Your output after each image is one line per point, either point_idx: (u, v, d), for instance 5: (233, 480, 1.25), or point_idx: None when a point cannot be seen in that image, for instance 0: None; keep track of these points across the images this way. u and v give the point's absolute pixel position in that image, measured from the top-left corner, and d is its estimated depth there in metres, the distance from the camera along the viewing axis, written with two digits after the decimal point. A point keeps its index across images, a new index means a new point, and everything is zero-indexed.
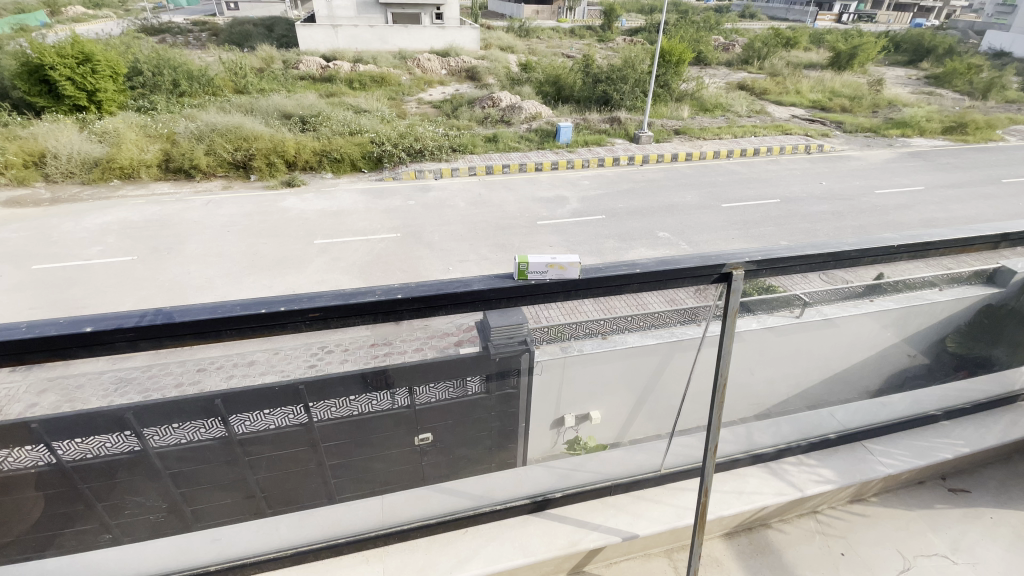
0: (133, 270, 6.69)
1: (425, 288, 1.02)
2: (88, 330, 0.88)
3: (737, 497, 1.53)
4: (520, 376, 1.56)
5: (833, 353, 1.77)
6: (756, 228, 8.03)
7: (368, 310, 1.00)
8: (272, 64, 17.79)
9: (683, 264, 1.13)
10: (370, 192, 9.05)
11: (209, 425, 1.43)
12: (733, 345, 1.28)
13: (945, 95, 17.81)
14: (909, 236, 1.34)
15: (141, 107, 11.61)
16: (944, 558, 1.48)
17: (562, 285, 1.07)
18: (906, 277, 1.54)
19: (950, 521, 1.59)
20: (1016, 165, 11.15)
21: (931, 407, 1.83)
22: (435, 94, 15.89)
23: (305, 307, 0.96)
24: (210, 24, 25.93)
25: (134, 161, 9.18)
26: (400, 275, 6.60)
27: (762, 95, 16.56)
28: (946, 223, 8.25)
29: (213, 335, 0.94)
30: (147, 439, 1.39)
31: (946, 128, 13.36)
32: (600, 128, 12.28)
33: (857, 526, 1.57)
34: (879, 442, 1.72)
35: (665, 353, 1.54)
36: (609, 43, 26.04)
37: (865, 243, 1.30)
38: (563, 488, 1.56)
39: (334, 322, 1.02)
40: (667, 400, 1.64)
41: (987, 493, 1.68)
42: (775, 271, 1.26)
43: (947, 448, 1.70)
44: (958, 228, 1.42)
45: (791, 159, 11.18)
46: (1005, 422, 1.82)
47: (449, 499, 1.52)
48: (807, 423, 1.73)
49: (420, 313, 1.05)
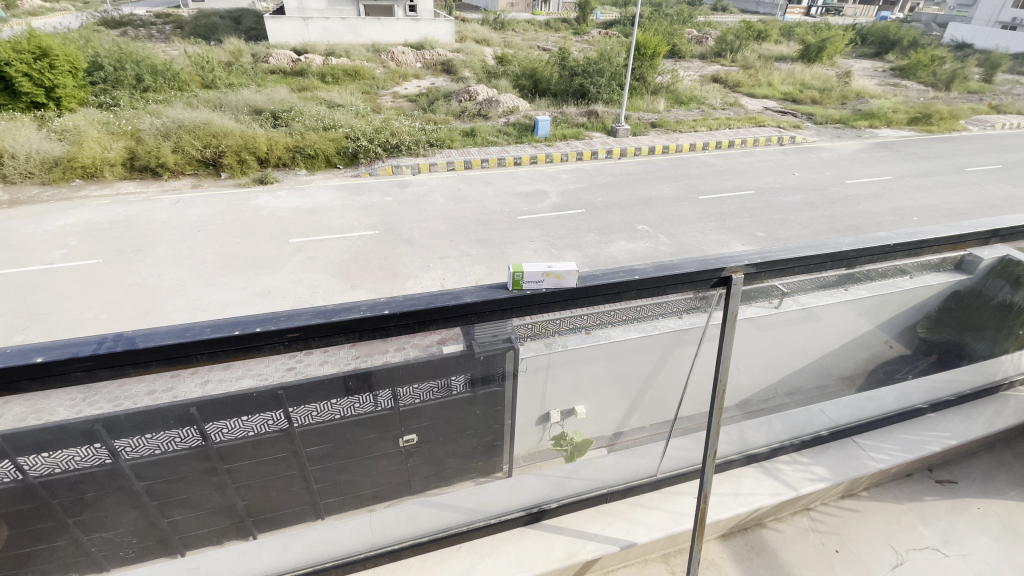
0: (99, 273, 6.43)
1: (413, 301, 1.01)
2: (38, 361, 0.82)
3: (733, 499, 1.54)
4: (504, 380, 1.57)
5: (811, 345, 1.80)
6: (732, 220, 8.14)
7: (353, 327, 0.97)
8: (240, 57, 17.27)
9: (682, 268, 1.14)
10: (346, 188, 8.88)
11: (185, 433, 1.34)
12: (732, 350, 1.28)
13: (910, 86, 18.32)
14: (904, 234, 1.39)
15: (103, 103, 11.14)
16: (935, 551, 1.52)
17: (558, 294, 1.08)
18: (882, 265, 1.46)
19: (938, 514, 1.62)
20: (977, 154, 11.54)
21: (918, 400, 1.85)
22: (410, 87, 15.65)
23: (282, 327, 0.92)
24: (175, 16, 25.03)
25: (96, 159, 8.81)
26: (379, 273, 6.50)
27: (736, 88, 16.78)
28: (914, 211, 8.49)
29: (181, 359, 0.90)
30: (119, 450, 1.29)
31: (912, 119, 13.75)
32: (578, 121, 12.27)
33: (849, 522, 1.59)
34: (869, 438, 1.75)
35: (662, 349, 1.53)
36: (584, 36, 26.03)
37: (859, 242, 1.34)
38: (559, 497, 1.54)
39: (315, 341, 0.98)
40: (665, 395, 1.63)
41: (973, 483, 1.72)
42: (773, 273, 1.27)
43: (935, 440, 1.74)
44: (949, 225, 1.49)
45: (765, 151, 11.37)
46: (989, 412, 1.87)
47: (437, 514, 1.47)
48: (800, 421, 1.74)
49: (409, 328, 1.04)
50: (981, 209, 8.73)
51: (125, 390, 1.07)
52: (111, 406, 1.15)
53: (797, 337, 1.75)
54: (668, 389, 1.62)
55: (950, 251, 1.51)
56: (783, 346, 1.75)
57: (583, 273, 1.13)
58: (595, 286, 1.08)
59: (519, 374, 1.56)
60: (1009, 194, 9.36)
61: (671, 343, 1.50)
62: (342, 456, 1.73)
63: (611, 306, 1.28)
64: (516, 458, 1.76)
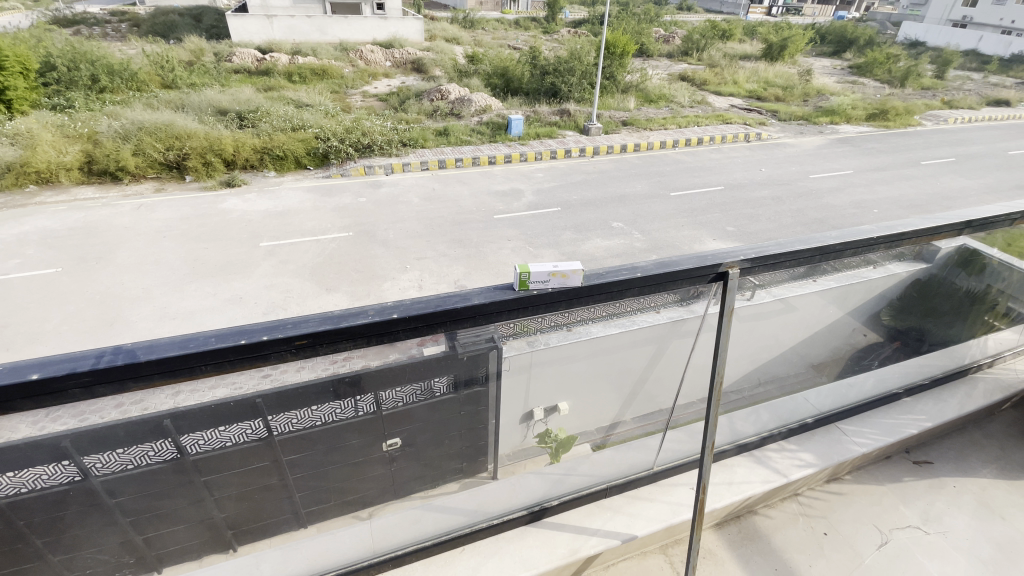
0: (58, 283, 6.14)
1: (422, 305, 1.02)
2: (33, 378, 0.79)
3: (727, 488, 1.58)
4: (487, 381, 1.54)
5: (789, 335, 1.82)
6: (703, 215, 8.32)
7: (361, 333, 0.97)
8: (202, 57, 16.72)
9: (681, 265, 1.20)
10: (318, 190, 8.70)
11: (159, 446, 1.30)
12: (728, 343, 1.32)
13: (868, 83, 19.02)
14: (884, 228, 1.50)
15: (56, 105, 10.62)
16: (917, 529, 1.59)
17: (564, 293, 1.09)
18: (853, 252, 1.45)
19: (918, 493, 1.70)
20: (931, 148, 12.08)
21: (895, 385, 1.94)
22: (380, 86, 15.43)
23: (289, 334, 0.91)
24: (131, 14, 24.06)
25: (51, 164, 8.40)
26: (355, 276, 6.41)
27: (703, 86, 17.12)
28: (874, 204, 8.84)
29: (185, 371, 0.88)
30: (88, 467, 1.24)
31: (870, 115, 14.29)
32: (550, 120, 12.32)
33: (835, 505, 1.65)
34: (851, 423, 1.82)
35: (660, 341, 1.53)
36: (554, 35, 26.18)
37: (844, 236, 1.43)
38: (559, 495, 1.55)
39: (323, 348, 0.98)
40: (659, 384, 1.65)
41: (947, 464, 1.81)
42: (766, 267, 1.33)
43: (911, 423, 1.83)
44: (925, 218, 1.61)
45: (732, 148, 11.66)
46: (960, 395, 1.97)
47: (438, 516, 1.46)
48: (785, 409, 1.80)
49: (417, 332, 1.05)
50: (936, 200, 9.14)
51: (112, 405, 1.02)
52: (92, 421, 1.10)
53: (781, 327, 1.78)
54: (665, 379, 1.64)
55: (926, 242, 1.63)
56: (767, 336, 1.77)
57: (586, 272, 1.15)
58: (601, 283, 1.11)
59: (502, 375, 1.54)
60: (961, 186, 9.83)
61: (668, 335, 1.52)
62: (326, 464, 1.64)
63: (610, 309, 1.29)
64: (500, 456, 1.76)
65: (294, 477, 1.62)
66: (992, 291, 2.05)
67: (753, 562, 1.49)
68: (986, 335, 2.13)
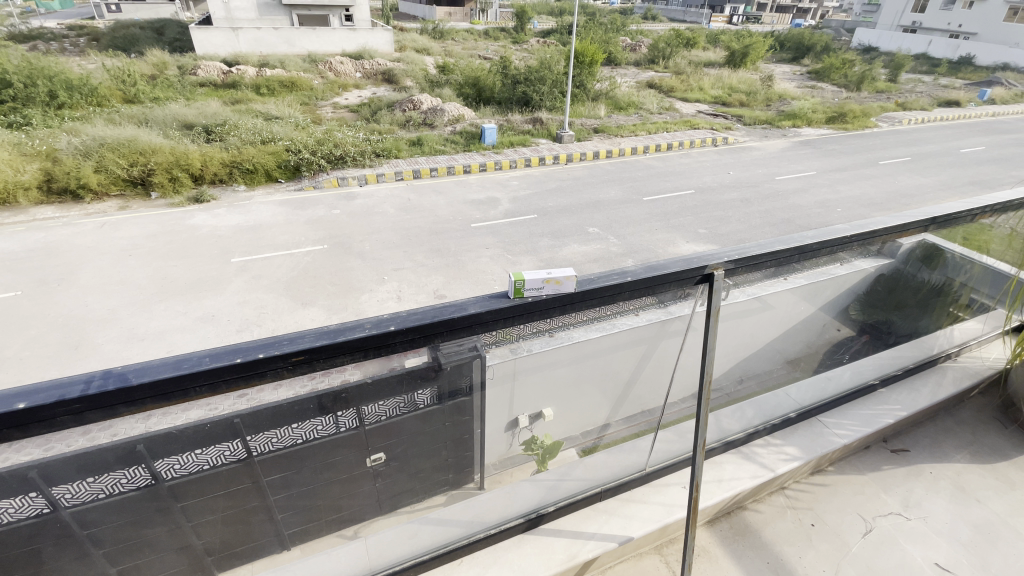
0: (18, 307, 5.87)
1: (417, 317, 1.02)
2: (21, 407, 0.76)
3: (718, 486, 1.61)
4: (470, 393, 1.54)
5: (766, 332, 1.87)
6: (676, 218, 8.49)
7: (359, 346, 0.96)
8: (165, 70, 16.32)
9: (669, 268, 1.23)
10: (290, 203, 8.56)
11: (132, 473, 1.24)
12: (717, 343, 1.35)
13: (826, 88, 19.79)
14: (858, 226, 1.58)
15: (11, 122, 10.21)
16: (899, 515, 1.65)
17: (558, 300, 1.11)
18: (822, 247, 1.49)
19: (897, 481, 1.76)
20: (888, 148, 12.61)
21: (870, 377, 2.01)
22: (351, 98, 15.32)
23: (286, 351, 0.90)
24: (88, 28, 23.35)
25: (8, 183, 8.05)
26: (331, 289, 6.31)
27: (670, 93, 17.55)
28: (838, 204, 9.17)
29: (179, 394, 0.86)
30: (57, 499, 1.18)
31: (830, 118, 14.85)
32: (523, 128, 12.44)
33: (821, 496, 1.70)
34: (832, 416, 1.88)
35: (651, 341, 1.57)
36: (523, 45, 26.45)
37: (820, 235, 1.51)
38: (555, 501, 1.55)
39: (320, 363, 0.96)
40: (649, 379, 1.68)
41: (922, 451, 1.88)
42: (749, 268, 1.39)
43: (888, 413, 1.90)
44: (893, 217, 1.70)
45: (701, 152, 11.95)
46: (932, 383, 2.06)
47: (436, 529, 1.44)
48: (768, 406, 1.83)
49: (413, 344, 1.04)
50: (895, 198, 9.54)
51: (92, 432, 0.98)
52: (62, 448, 1.04)
53: (762, 324, 1.81)
54: (659, 373, 1.67)
55: (896, 239, 1.73)
56: (748, 334, 1.81)
57: (578, 279, 1.17)
58: (593, 289, 1.13)
59: (487, 384, 1.54)
60: (917, 184, 10.29)
61: (657, 334, 1.54)
62: (306, 483, 1.59)
63: (599, 315, 1.31)
64: (487, 466, 1.81)
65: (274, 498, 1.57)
66: (955, 284, 2.15)
67: (746, 557, 1.52)
68: (951, 326, 2.24)
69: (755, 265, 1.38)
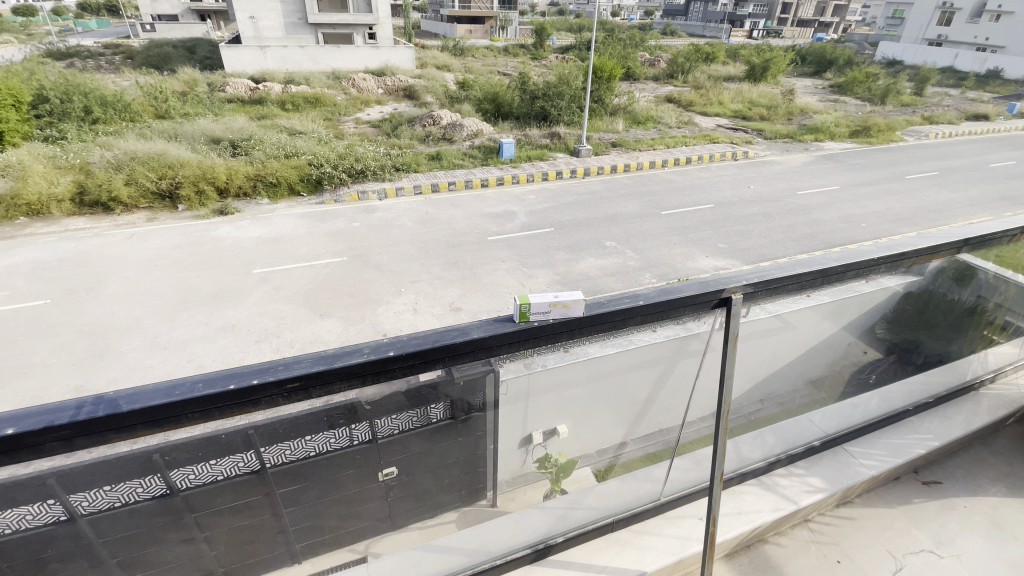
0: (47, 315, 6.06)
1: (418, 342, 1.00)
2: (10, 432, 0.75)
3: (737, 518, 1.54)
4: (483, 411, 1.55)
5: (790, 353, 1.80)
6: (695, 232, 8.39)
7: (356, 372, 0.94)
8: (195, 87, 16.89)
9: (685, 291, 1.19)
10: (311, 216, 8.70)
11: (147, 482, 1.23)
12: (735, 368, 1.30)
13: (849, 101, 19.52)
14: (887, 248, 1.52)
15: (48, 137, 10.68)
16: (932, 553, 1.56)
17: (566, 324, 1.07)
18: (847, 268, 1.44)
19: (929, 515, 1.67)
20: (914, 163, 12.32)
21: (900, 403, 1.93)
22: (373, 113, 15.62)
23: (281, 377, 0.88)
24: (124, 47, 24.37)
25: (43, 196, 8.38)
26: (348, 301, 6.37)
27: (689, 107, 17.53)
28: (863, 219, 8.96)
29: (170, 420, 0.84)
30: (74, 507, 1.19)
31: (854, 132, 14.60)
32: (541, 142, 12.52)
33: (846, 530, 1.62)
34: (859, 445, 1.79)
35: (668, 361, 1.53)
36: (542, 62, 26.78)
37: (844, 256, 1.45)
38: (564, 532, 1.48)
39: (316, 390, 0.94)
40: (666, 397, 1.63)
41: (956, 483, 1.78)
42: (770, 292, 1.34)
43: (919, 443, 1.81)
44: (923, 237, 1.64)
45: (720, 166, 11.84)
46: (966, 411, 1.97)
47: (439, 558, 1.38)
48: (792, 433, 1.77)
49: (414, 369, 1.02)
50: (923, 213, 9.29)
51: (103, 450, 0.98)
52: (72, 460, 1.02)
53: (784, 346, 1.75)
54: (676, 395, 1.60)
55: (926, 261, 1.66)
56: (768, 355, 1.74)
57: (588, 301, 1.14)
58: (602, 314, 1.10)
59: (501, 403, 1.54)
60: (945, 199, 10.01)
61: (675, 354, 1.50)
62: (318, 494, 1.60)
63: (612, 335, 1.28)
64: (500, 483, 1.77)
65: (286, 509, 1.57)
66: (989, 304, 2.05)
67: None
68: (985, 350, 2.13)
69: (774, 290, 1.33)
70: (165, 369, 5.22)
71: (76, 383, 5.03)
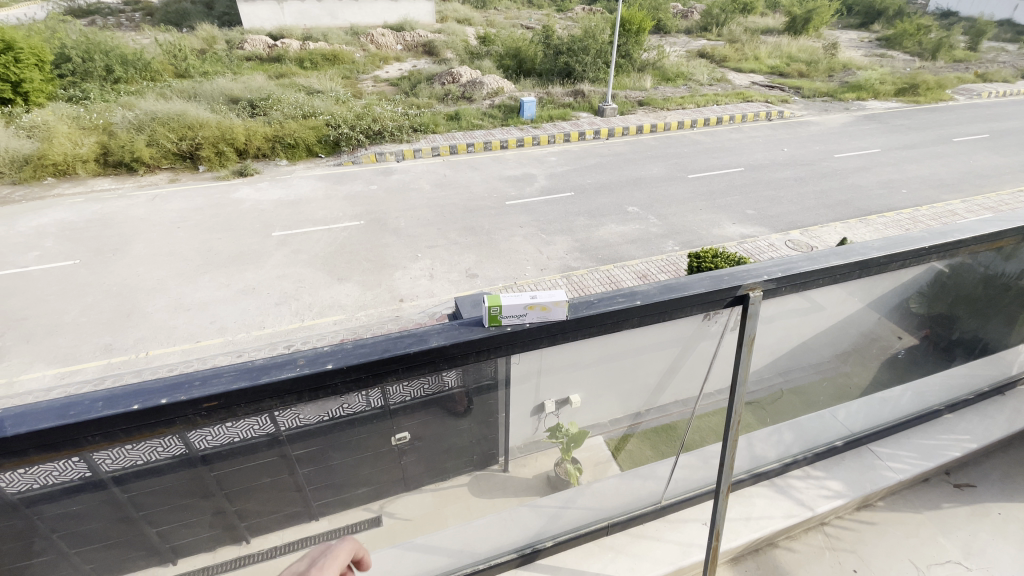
0: (77, 275, 6.24)
1: (365, 352, 0.94)
2: None
3: (745, 524, 1.53)
4: (497, 391, 1.29)
5: (830, 344, 1.60)
6: (722, 197, 8.07)
7: (288, 386, 0.90)
8: (214, 45, 16.67)
9: (691, 289, 1.11)
10: (329, 178, 8.65)
11: (166, 443, 1.02)
12: (748, 372, 1.29)
13: (897, 56, 18.17)
14: (939, 234, 1.40)
15: (73, 97, 10.78)
16: (958, 565, 1.50)
17: (544, 329, 1.02)
18: (895, 253, 1.31)
19: (959, 522, 1.60)
20: (964, 124, 11.50)
21: (936, 402, 1.85)
22: (391, 71, 15.23)
23: (195, 396, 0.85)
24: (145, 3, 24.10)
25: (68, 156, 8.50)
26: (366, 265, 6.37)
27: (722, 63, 16.57)
28: (904, 185, 8.46)
29: (65, 444, 0.83)
30: (98, 464, 1.01)
31: (899, 89, 13.62)
32: (564, 101, 12.04)
33: (865, 536, 1.57)
34: (887, 445, 1.75)
35: (687, 343, 1.36)
36: (568, 14, 25.54)
37: (888, 246, 1.33)
38: (553, 535, 1.56)
39: (240, 407, 0.91)
40: (680, 378, 1.48)
41: (992, 486, 1.71)
42: (795, 286, 1.23)
43: (954, 445, 1.75)
44: (985, 222, 1.52)
45: (753, 127, 11.23)
46: (1010, 410, 1.89)
47: (423, 557, 1.46)
48: (815, 433, 1.71)
49: (358, 382, 0.96)
50: (969, 179, 8.74)
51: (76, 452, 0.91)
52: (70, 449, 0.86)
53: (825, 333, 1.55)
54: (694, 373, 1.47)
55: (989, 248, 1.53)
56: (795, 337, 1.49)
57: (574, 301, 1.08)
58: (589, 316, 1.03)
59: (511, 380, 1.27)
60: (995, 164, 9.37)
61: (695, 336, 1.33)
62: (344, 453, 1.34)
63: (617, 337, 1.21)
64: (511, 450, 1.58)
65: (302, 471, 1.34)
66: None
67: None
68: None
69: (796, 286, 1.22)
70: (189, 330, 5.37)
71: (105, 342, 5.22)
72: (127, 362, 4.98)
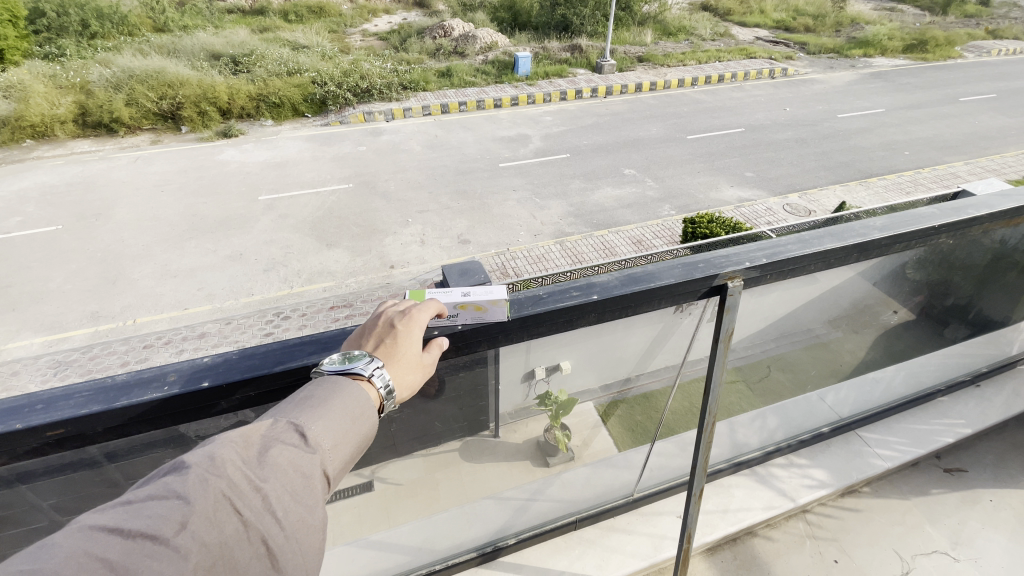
0: (59, 241, 6.08)
1: (253, 364, 0.81)
2: None
3: (722, 518, 1.51)
4: (483, 366, 1.13)
5: (819, 322, 1.53)
6: (721, 159, 7.87)
7: (153, 410, 0.78)
8: None
9: (659, 280, 1.03)
10: (316, 139, 8.36)
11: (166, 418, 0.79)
12: (724, 364, 1.21)
13: (907, 10, 17.45)
14: (950, 211, 1.33)
15: (48, 54, 10.28)
16: (945, 555, 1.49)
17: (481, 329, 0.93)
18: (900, 231, 1.22)
19: (948, 509, 1.60)
20: (971, 83, 11.15)
21: (932, 385, 1.82)
22: (381, 24, 14.53)
23: (35, 425, 0.72)
24: None
25: (45, 117, 8.16)
26: (355, 231, 6.22)
27: (726, 17, 15.89)
28: (907, 147, 8.25)
29: None
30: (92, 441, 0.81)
31: (908, 45, 13.13)
32: (561, 56, 11.56)
33: (848, 524, 1.56)
34: (875, 431, 1.73)
35: (665, 324, 1.26)
36: None
37: (891, 226, 1.24)
38: (517, 532, 1.53)
39: (101, 435, 0.78)
40: (658, 359, 1.39)
41: (985, 472, 1.69)
42: (782, 274, 1.16)
43: (948, 430, 1.73)
44: (1006, 196, 1.44)
45: (755, 85, 10.86)
46: (1008, 393, 1.86)
47: (377, 555, 1.37)
48: (801, 417, 1.67)
49: (246, 402, 0.84)
50: (973, 140, 8.54)
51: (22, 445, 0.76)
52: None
53: (816, 308, 1.47)
54: (670, 353, 1.38)
55: (1004, 225, 1.47)
56: (784, 310, 1.39)
57: (516, 296, 0.98)
58: (533, 316, 0.94)
59: (499, 353, 1.11)
60: (1001, 125, 9.14)
61: (671, 318, 1.24)
62: None
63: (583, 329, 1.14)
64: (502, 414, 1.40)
65: None
66: None
67: None
68: None
69: (782, 275, 1.15)
70: (177, 297, 5.28)
71: (92, 309, 5.14)
72: (115, 330, 4.92)
